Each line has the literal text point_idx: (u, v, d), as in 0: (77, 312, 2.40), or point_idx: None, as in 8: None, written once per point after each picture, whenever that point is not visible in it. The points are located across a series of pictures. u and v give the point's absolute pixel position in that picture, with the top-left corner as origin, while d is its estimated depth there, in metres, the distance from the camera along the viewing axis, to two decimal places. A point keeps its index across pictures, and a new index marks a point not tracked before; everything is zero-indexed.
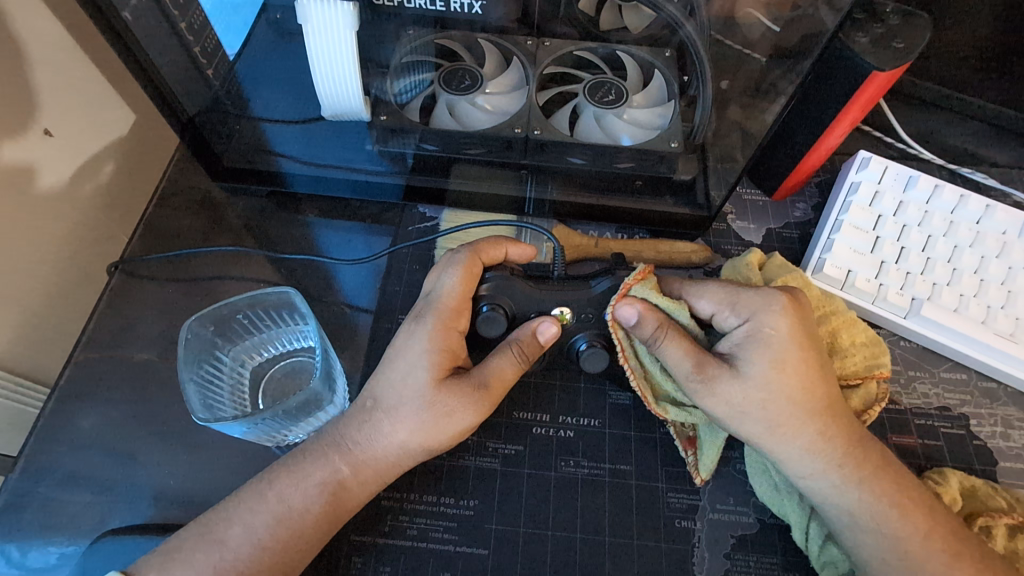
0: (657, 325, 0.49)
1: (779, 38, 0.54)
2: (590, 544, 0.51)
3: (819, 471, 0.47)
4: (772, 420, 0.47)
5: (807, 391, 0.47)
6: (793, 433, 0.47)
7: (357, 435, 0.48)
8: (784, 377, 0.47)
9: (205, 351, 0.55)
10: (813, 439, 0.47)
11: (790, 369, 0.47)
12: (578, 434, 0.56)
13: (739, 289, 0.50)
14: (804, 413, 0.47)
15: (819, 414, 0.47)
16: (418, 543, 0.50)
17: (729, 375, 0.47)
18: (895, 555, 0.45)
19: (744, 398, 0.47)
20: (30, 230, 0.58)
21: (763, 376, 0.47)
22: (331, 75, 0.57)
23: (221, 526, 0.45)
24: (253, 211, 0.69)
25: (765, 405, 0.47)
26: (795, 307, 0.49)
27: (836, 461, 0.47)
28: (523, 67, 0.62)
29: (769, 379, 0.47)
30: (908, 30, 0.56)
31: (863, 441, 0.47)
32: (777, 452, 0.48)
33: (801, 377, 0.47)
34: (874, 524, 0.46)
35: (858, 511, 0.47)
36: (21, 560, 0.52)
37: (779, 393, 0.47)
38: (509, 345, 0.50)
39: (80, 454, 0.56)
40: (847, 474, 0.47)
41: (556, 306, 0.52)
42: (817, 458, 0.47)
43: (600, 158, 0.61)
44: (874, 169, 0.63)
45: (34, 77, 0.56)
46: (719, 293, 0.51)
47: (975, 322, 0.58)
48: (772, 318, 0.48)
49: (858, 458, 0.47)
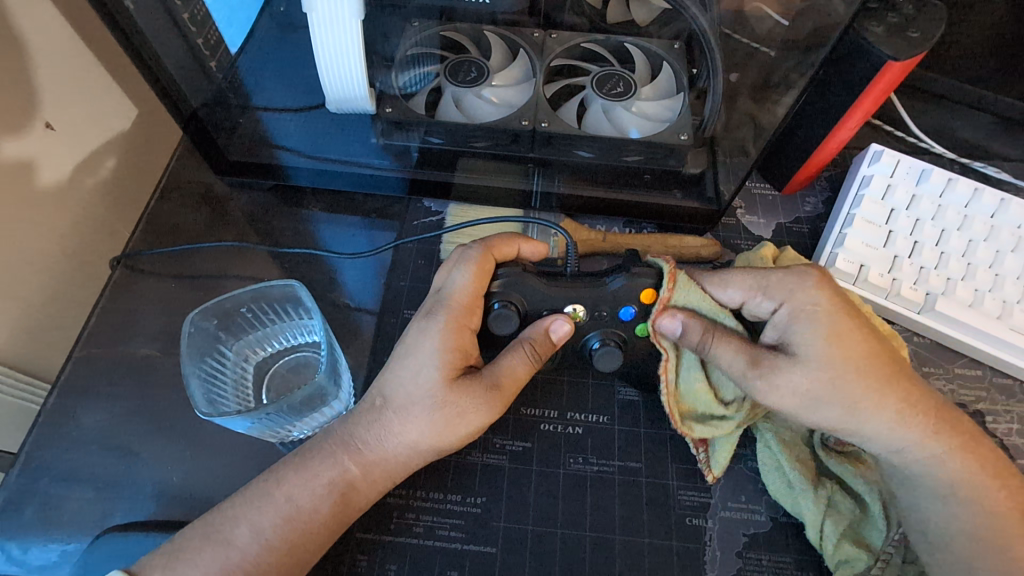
0: (704, 331, 0.49)
1: (789, 32, 0.52)
2: (598, 542, 0.50)
3: (906, 447, 0.47)
4: (851, 402, 0.46)
5: (875, 361, 0.46)
6: (875, 413, 0.46)
7: (366, 434, 0.47)
8: (851, 355, 0.46)
9: (207, 345, 0.55)
10: (891, 417, 0.46)
11: (859, 345, 0.46)
12: (587, 431, 0.55)
13: (768, 272, 0.49)
14: (881, 393, 0.46)
15: (887, 392, 0.46)
16: (424, 541, 0.50)
17: (790, 363, 0.46)
18: (978, 525, 0.45)
19: (816, 387, 0.46)
20: (31, 225, 0.57)
21: (826, 357, 0.46)
22: (336, 67, 0.56)
23: (226, 525, 0.44)
24: (257, 205, 0.68)
25: (829, 387, 0.46)
26: (829, 282, 0.48)
27: (923, 433, 0.46)
28: (529, 58, 0.61)
29: (833, 360, 0.46)
30: (923, 20, 0.54)
31: (916, 419, 0.46)
32: (861, 434, 0.47)
33: (870, 354, 0.46)
34: (975, 497, 0.46)
35: (942, 484, 0.46)
36: (22, 557, 0.51)
37: (845, 368, 0.46)
38: (522, 343, 0.49)
39: (81, 450, 0.55)
40: (945, 443, 0.47)
41: (569, 304, 0.51)
42: (904, 433, 0.46)
43: (609, 152, 0.60)
44: (886, 162, 0.62)
45: (37, 69, 0.55)
46: (748, 279, 0.50)
47: (991, 317, 0.57)
48: (810, 296, 0.48)
49: (911, 437, 0.46)
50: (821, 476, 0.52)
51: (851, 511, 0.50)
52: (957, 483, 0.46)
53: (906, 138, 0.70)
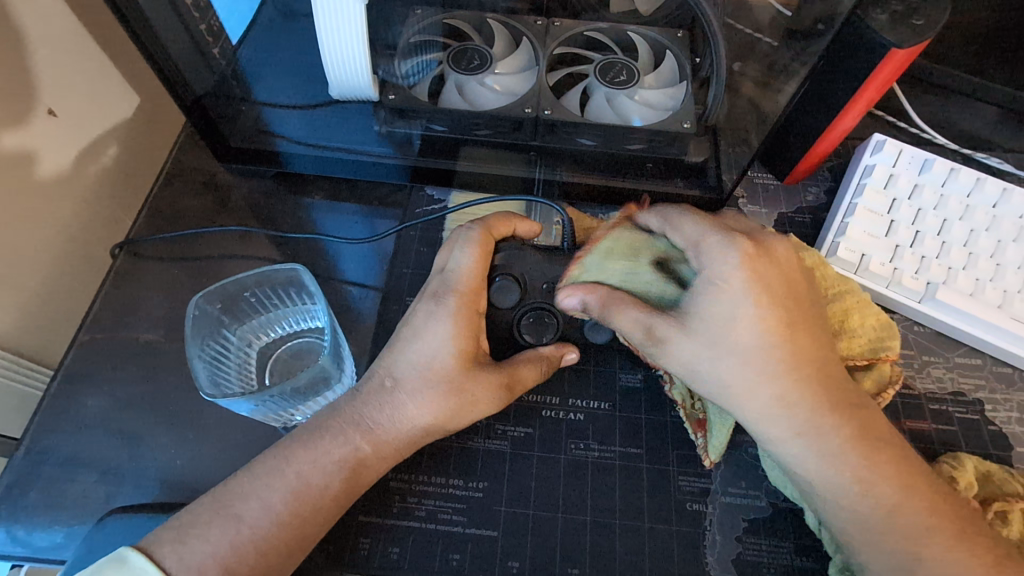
0: (601, 303, 0.49)
1: (790, 21, 0.55)
2: (599, 527, 0.50)
3: (785, 434, 0.45)
4: (746, 376, 0.44)
5: (784, 339, 0.44)
6: (758, 389, 0.44)
7: (376, 414, 0.47)
8: (743, 331, 0.44)
9: (212, 330, 0.55)
10: (774, 398, 0.44)
11: (763, 328, 0.44)
12: (588, 417, 0.55)
13: (710, 233, 0.46)
14: (767, 374, 0.44)
15: (790, 374, 0.44)
16: (426, 524, 0.50)
17: (678, 333, 0.46)
18: (866, 524, 0.43)
19: (690, 357, 0.46)
20: (35, 210, 0.57)
21: (718, 332, 0.44)
22: (341, 52, 0.56)
23: (236, 500, 0.43)
24: (259, 192, 0.68)
25: (718, 357, 0.45)
26: (754, 257, 0.45)
27: (811, 419, 0.44)
28: (532, 46, 0.61)
29: (719, 334, 0.44)
30: (928, 7, 0.54)
31: (802, 405, 0.44)
32: (742, 409, 0.46)
33: (775, 333, 0.44)
34: (832, 495, 0.44)
35: (820, 480, 0.45)
36: (26, 539, 0.52)
37: (739, 342, 0.44)
38: (539, 355, 0.51)
39: (85, 434, 0.55)
40: (840, 437, 0.44)
41: (567, 279, 0.52)
42: (789, 414, 0.44)
43: (611, 139, 0.60)
44: (888, 152, 0.62)
45: (41, 54, 0.55)
46: (687, 233, 0.47)
47: (992, 306, 0.57)
48: (728, 267, 0.44)
49: (793, 422, 0.44)
50: None
51: None
52: (856, 486, 0.44)
53: (908, 127, 0.70)
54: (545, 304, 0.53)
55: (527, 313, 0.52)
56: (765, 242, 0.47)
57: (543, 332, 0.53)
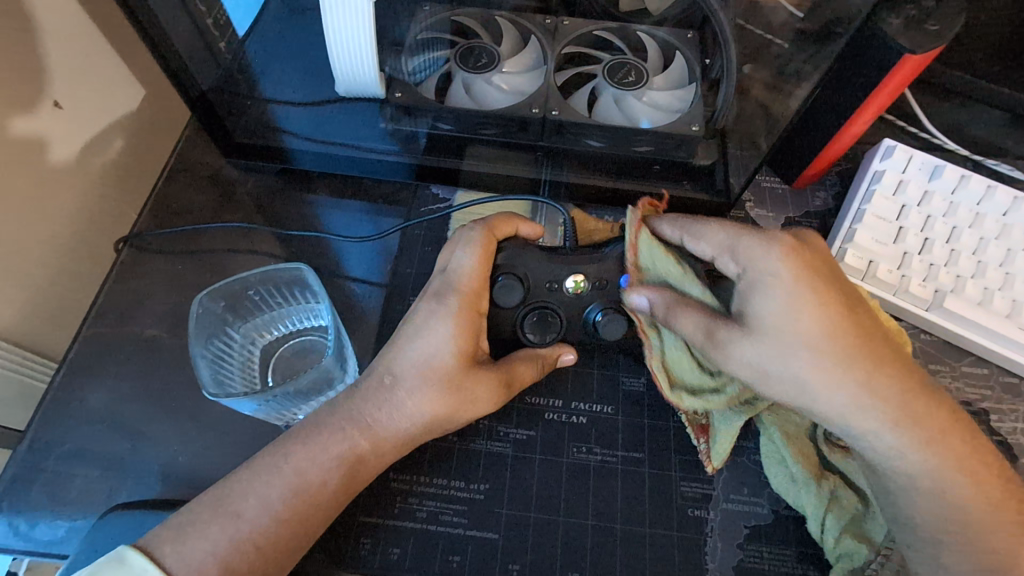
0: (670, 305, 0.47)
1: (804, 23, 0.53)
2: (600, 531, 0.50)
3: (869, 428, 0.44)
4: (818, 374, 0.43)
5: (849, 338, 0.43)
6: (833, 386, 0.43)
7: (376, 412, 0.46)
8: (813, 324, 0.43)
9: (215, 327, 0.55)
10: (852, 394, 0.43)
11: (829, 322, 0.43)
12: (591, 421, 0.55)
13: (743, 233, 0.46)
14: (841, 369, 0.43)
15: (862, 369, 0.43)
16: (427, 525, 0.50)
17: (741, 336, 0.44)
18: (948, 518, 0.43)
19: (761, 359, 0.44)
20: (39, 203, 0.57)
21: (786, 332, 0.43)
22: (348, 49, 0.56)
23: (236, 499, 0.43)
24: (264, 188, 0.68)
25: (787, 358, 0.43)
26: (798, 252, 0.44)
27: (887, 418, 0.43)
28: (540, 45, 0.60)
29: (783, 330, 0.43)
30: (944, 12, 0.53)
31: (873, 403, 0.43)
32: (817, 410, 0.44)
33: (841, 327, 0.43)
34: (924, 482, 0.44)
35: (908, 468, 0.44)
36: (29, 533, 0.52)
37: (807, 341, 0.43)
38: (536, 355, 0.52)
39: (88, 429, 0.55)
40: (908, 435, 0.44)
41: (569, 275, 0.52)
42: (861, 410, 0.43)
43: (619, 141, 0.60)
44: (899, 157, 0.61)
45: (48, 45, 0.55)
46: (720, 237, 0.47)
47: (1000, 316, 0.57)
48: (774, 265, 0.44)
49: (865, 423, 0.44)
50: (824, 469, 0.51)
51: (854, 506, 0.49)
52: (929, 474, 0.44)
53: (919, 133, 0.69)
54: (548, 303, 0.52)
55: (529, 313, 0.51)
56: (803, 239, 0.46)
57: (547, 332, 0.52)
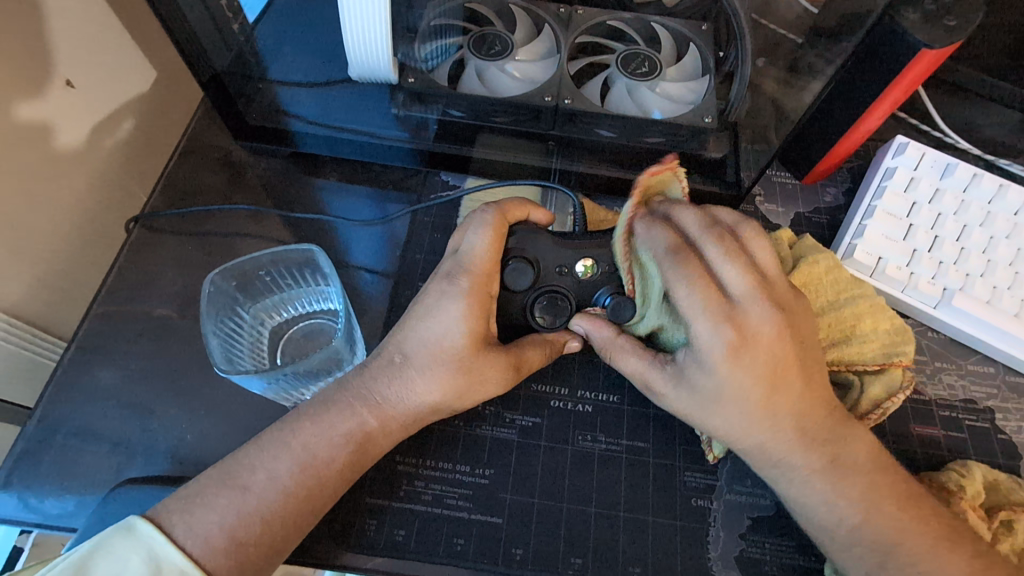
0: (604, 342, 0.50)
1: (816, 19, 0.53)
2: (603, 518, 0.51)
3: (774, 463, 0.46)
4: (737, 423, 0.45)
5: (778, 397, 0.44)
6: (760, 433, 0.45)
7: (385, 389, 0.47)
8: (743, 385, 0.44)
9: (226, 306, 0.55)
10: (776, 437, 0.45)
11: (762, 382, 0.44)
12: (596, 410, 0.55)
13: (693, 296, 0.43)
14: (757, 422, 0.45)
15: (786, 418, 0.45)
16: (432, 508, 0.50)
17: (672, 386, 0.46)
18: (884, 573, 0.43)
19: (686, 405, 0.46)
20: (50, 180, 0.57)
21: (712, 390, 0.45)
22: (364, 36, 0.55)
23: (243, 471, 0.43)
24: (274, 172, 0.68)
25: (711, 411, 0.45)
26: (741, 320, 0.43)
27: (815, 468, 0.45)
28: (553, 34, 0.60)
29: (712, 391, 0.44)
30: (961, 7, 0.53)
31: (803, 456, 0.45)
32: (745, 452, 0.47)
33: (772, 388, 0.44)
34: (817, 511, 0.45)
35: (812, 499, 0.45)
36: (38, 505, 0.52)
37: (732, 399, 0.44)
38: (544, 341, 0.52)
39: (97, 405, 0.56)
40: (838, 487, 0.44)
41: (580, 259, 0.52)
42: (776, 447, 0.45)
43: (631, 132, 0.59)
44: (911, 154, 0.61)
45: (61, 22, 0.55)
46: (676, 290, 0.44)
47: (1008, 315, 0.57)
48: (712, 333, 0.43)
49: (792, 473, 0.45)
50: None
51: None
52: (833, 506, 0.45)
53: (931, 131, 0.69)
54: (559, 288, 0.51)
55: (539, 297, 0.51)
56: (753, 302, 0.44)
57: (558, 316, 0.52)
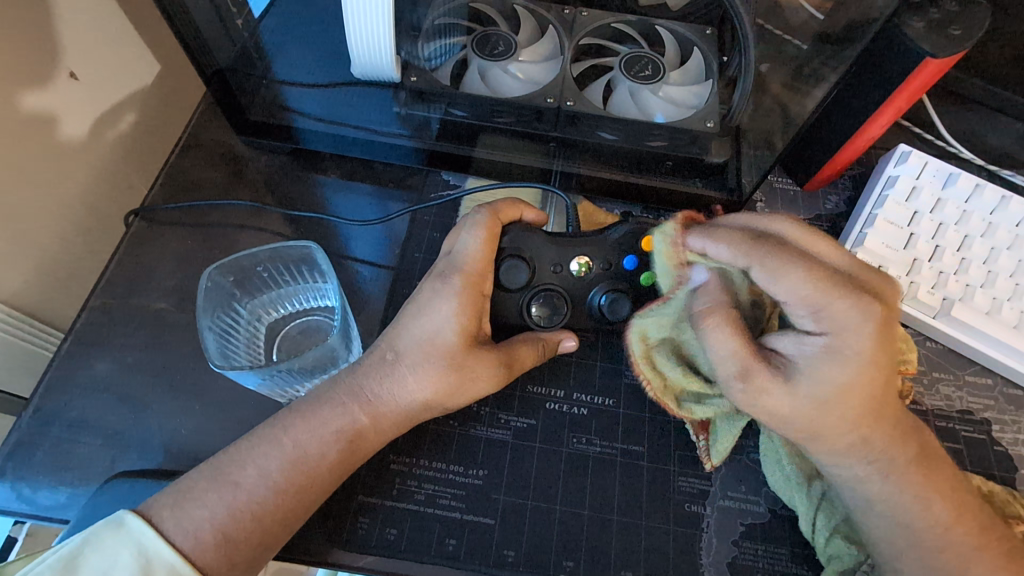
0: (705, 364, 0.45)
1: (824, 24, 0.54)
2: (596, 522, 0.51)
3: (851, 463, 0.44)
4: (819, 428, 0.42)
5: (881, 394, 0.41)
6: (838, 438, 0.42)
7: (377, 387, 0.47)
8: (846, 397, 0.41)
9: (223, 302, 0.55)
10: (853, 442, 0.43)
11: (854, 382, 0.40)
12: (592, 413, 0.55)
13: (785, 261, 0.40)
14: (856, 417, 0.42)
15: (868, 416, 0.42)
16: (424, 508, 0.50)
17: (780, 386, 0.41)
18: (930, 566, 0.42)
19: (795, 411, 0.42)
20: (50, 171, 0.57)
21: (823, 390, 0.41)
22: (367, 31, 0.55)
23: (233, 467, 0.43)
24: (275, 167, 0.68)
25: (813, 420, 0.42)
26: (885, 323, 0.39)
27: (882, 449, 0.43)
28: (558, 35, 0.61)
29: (829, 395, 0.41)
30: (966, 17, 0.52)
31: (885, 450, 0.43)
32: (834, 463, 0.44)
33: (872, 377, 0.41)
34: (900, 516, 0.43)
35: (872, 498, 0.44)
36: (32, 496, 0.52)
37: (859, 404, 0.41)
38: (535, 338, 0.52)
39: (92, 398, 0.56)
40: (896, 467, 0.43)
41: (574, 258, 0.52)
42: (864, 453, 0.43)
43: (632, 135, 0.59)
44: (913, 163, 0.61)
45: (66, 14, 0.55)
46: (801, 291, 0.39)
47: (1008, 326, 0.57)
48: (838, 331, 0.40)
49: (865, 470, 0.43)
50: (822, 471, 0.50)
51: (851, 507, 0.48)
52: (906, 504, 0.43)
53: (935, 141, 0.68)
54: (557, 286, 0.52)
55: (535, 296, 0.52)
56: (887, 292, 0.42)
57: (553, 317, 0.52)
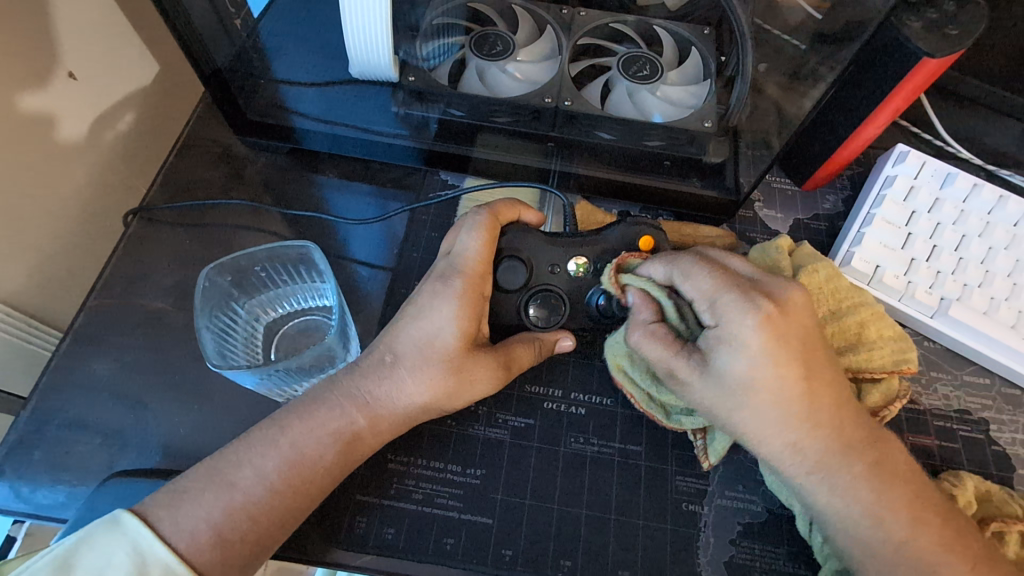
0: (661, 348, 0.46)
1: (820, 23, 0.53)
2: (593, 522, 0.51)
3: (802, 470, 0.44)
4: (776, 418, 0.43)
5: (810, 395, 0.43)
6: (770, 436, 0.44)
7: (374, 387, 0.47)
8: (759, 390, 0.42)
9: (221, 302, 0.55)
10: (793, 442, 0.44)
11: (776, 377, 0.42)
12: (590, 413, 0.55)
13: (724, 286, 0.44)
14: (793, 416, 0.43)
15: (805, 415, 0.43)
16: (422, 507, 0.50)
17: (698, 374, 0.44)
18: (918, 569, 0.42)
19: (714, 399, 0.44)
20: (48, 171, 0.57)
21: (733, 381, 0.43)
22: (364, 31, 0.55)
23: (230, 468, 0.43)
24: (273, 167, 0.68)
25: (738, 411, 0.44)
26: (773, 317, 0.42)
27: (831, 453, 0.43)
28: (556, 36, 0.61)
29: (744, 387, 0.43)
30: (963, 17, 0.52)
31: (841, 459, 0.44)
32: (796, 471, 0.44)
33: (804, 377, 0.43)
34: (865, 525, 0.43)
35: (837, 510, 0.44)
36: (30, 495, 0.52)
37: (781, 401, 0.43)
38: (533, 337, 0.51)
39: (90, 397, 0.56)
40: (854, 476, 0.43)
41: (572, 259, 0.52)
42: (800, 458, 0.44)
43: (631, 135, 0.59)
44: (910, 163, 0.61)
45: (64, 14, 0.55)
46: (702, 286, 0.45)
47: (1006, 326, 0.57)
48: (744, 326, 0.42)
49: (825, 476, 0.44)
50: None
51: None
52: (870, 514, 0.43)
53: (932, 140, 0.69)
54: (554, 286, 0.52)
55: (533, 298, 0.52)
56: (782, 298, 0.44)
57: (552, 316, 0.52)
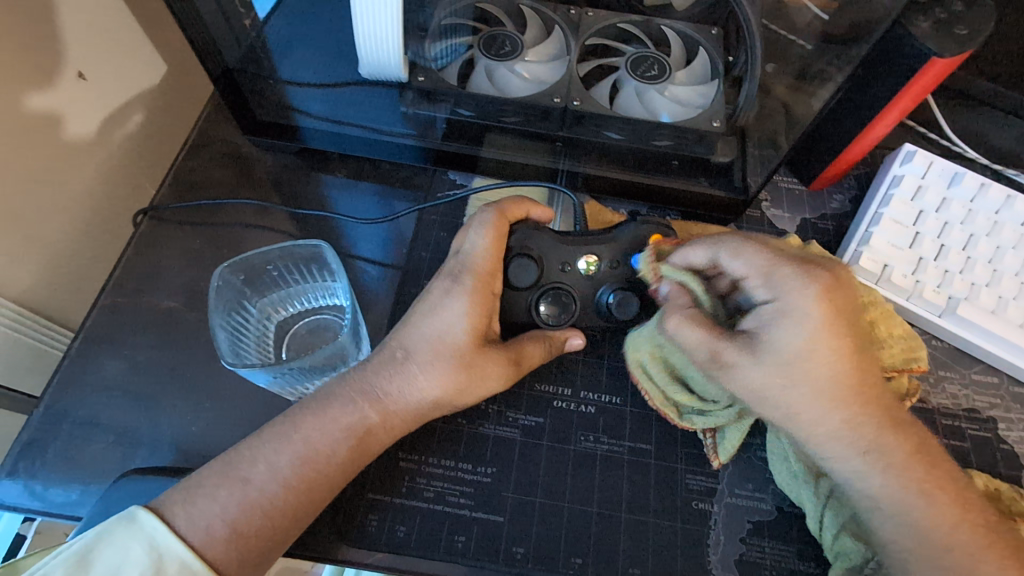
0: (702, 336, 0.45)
1: (828, 25, 0.53)
2: (604, 520, 0.51)
3: (845, 454, 0.44)
4: (822, 402, 0.43)
5: (856, 376, 0.43)
6: (823, 415, 0.44)
7: (387, 384, 0.47)
8: (814, 367, 0.42)
9: (234, 300, 0.55)
10: (845, 420, 0.43)
11: (828, 354, 0.42)
12: (599, 411, 0.55)
13: (781, 261, 0.44)
14: (839, 398, 0.43)
15: (850, 393, 0.43)
16: (433, 505, 0.51)
17: (747, 358, 0.43)
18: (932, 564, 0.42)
19: (765, 382, 0.43)
20: (59, 171, 0.58)
21: (787, 355, 0.43)
22: (376, 32, 0.55)
23: (244, 463, 0.43)
24: (282, 167, 0.68)
25: (787, 394, 0.43)
26: (833, 291, 0.43)
27: (873, 439, 0.44)
28: (564, 37, 0.61)
29: (793, 365, 0.43)
30: (971, 17, 0.53)
31: (884, 442, 0.44)
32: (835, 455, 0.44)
33: (852, 356, 0.43)
34: (896, 516, 0.43)
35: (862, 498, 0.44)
36: (43, 493, 0.53)
37: (828, 381, 0.43)
38: (542, 335, 0.51)
39: (102, 396, 0.56)
40: (890, 464, 0.43)
41: (582, 256, 0.52)
42: (846, 438, 0.44)
43: (639, 135, 0.60)
44: (918, 162, 0.61)
45: (75, 15, 0.55)
46: (756, 262, 0.45)
47: (1014, 324, 0.57)
48: (804, 302, 0.42)
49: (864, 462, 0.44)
50: None
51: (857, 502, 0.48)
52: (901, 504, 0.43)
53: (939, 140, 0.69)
54: (563, 284, 0.52)
55: (543, 296, 0.52)
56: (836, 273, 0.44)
57: (561, 315, 0.52)
